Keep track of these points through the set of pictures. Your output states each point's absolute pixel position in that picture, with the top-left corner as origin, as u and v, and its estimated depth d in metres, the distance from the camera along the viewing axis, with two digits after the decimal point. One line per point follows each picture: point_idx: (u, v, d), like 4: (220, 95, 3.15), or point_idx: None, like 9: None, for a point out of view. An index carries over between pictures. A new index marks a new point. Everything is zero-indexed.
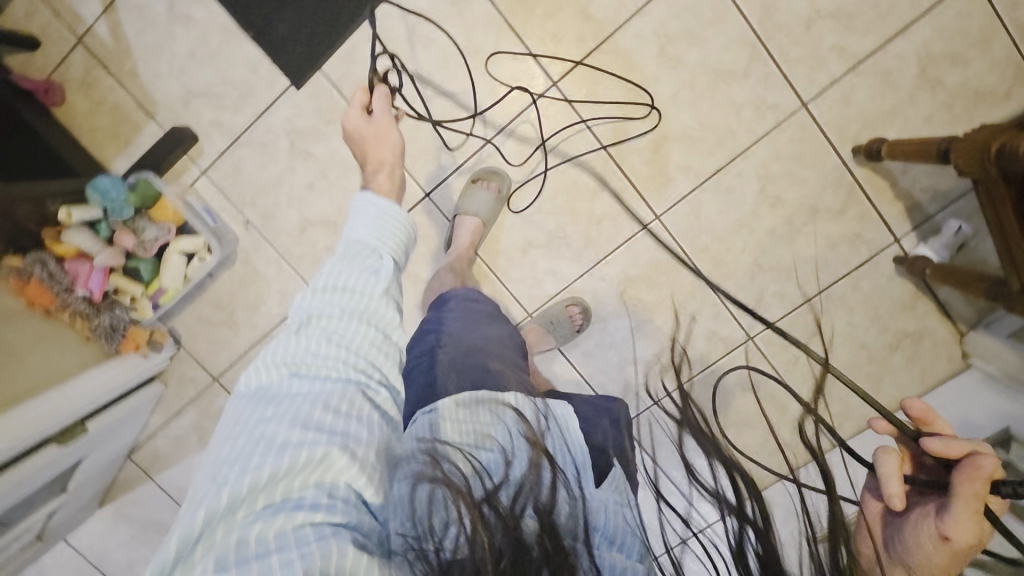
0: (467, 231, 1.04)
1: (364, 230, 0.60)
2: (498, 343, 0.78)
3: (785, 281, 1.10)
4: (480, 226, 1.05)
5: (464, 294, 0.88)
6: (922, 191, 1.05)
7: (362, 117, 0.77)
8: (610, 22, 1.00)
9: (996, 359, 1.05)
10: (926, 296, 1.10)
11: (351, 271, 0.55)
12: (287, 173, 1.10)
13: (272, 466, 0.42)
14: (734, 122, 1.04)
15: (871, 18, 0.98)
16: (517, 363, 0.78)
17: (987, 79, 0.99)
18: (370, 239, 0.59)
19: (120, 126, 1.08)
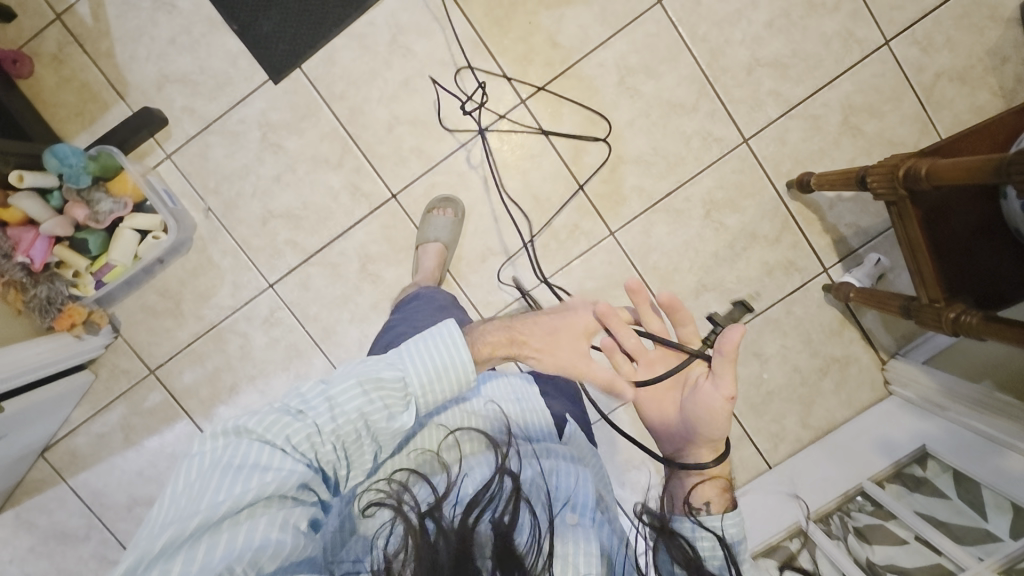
0: (430, 256, 1.09)
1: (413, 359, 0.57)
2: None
3: (727, 302, 1.17)
4: (442, 250, 1.10)
5: (428, 292, 0.96)
6: (847, 226, 1.16)
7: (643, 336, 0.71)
8: (576, 51, 1.10)
9: (913, 383, 1.13)
10: (852, 324, 1.19)
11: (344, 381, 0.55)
12: (255, 164, 1.11)
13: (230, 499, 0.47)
14: (684, 151, 1.13)
15: (802, 70, 1.11)
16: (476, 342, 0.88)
17: (898, 131, 1.13)
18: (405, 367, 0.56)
19: (87, 103, 1.08)
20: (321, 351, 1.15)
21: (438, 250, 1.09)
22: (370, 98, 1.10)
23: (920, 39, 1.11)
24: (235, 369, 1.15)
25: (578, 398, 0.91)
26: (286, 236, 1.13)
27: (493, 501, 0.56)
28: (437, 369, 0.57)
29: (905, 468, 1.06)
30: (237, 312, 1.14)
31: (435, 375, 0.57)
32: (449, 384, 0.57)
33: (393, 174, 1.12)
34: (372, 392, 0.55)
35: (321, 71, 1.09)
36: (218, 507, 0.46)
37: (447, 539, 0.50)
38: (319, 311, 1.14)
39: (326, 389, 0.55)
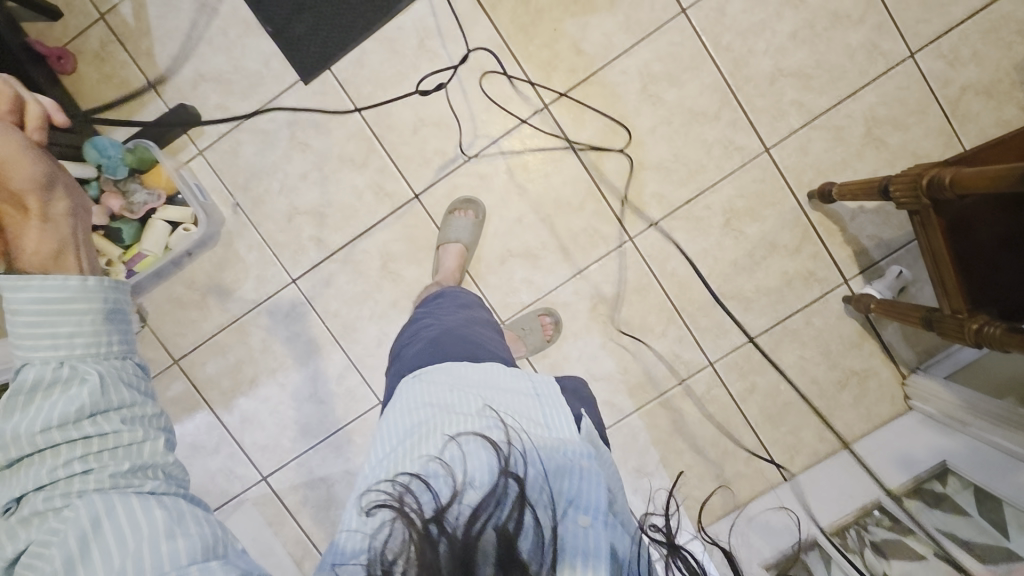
0: (451, 257, 1.10)
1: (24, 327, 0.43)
2: (484, 327, 0.90)
3: (745, 310, 1.17)
4: (462, 251, 1.11)
5: (452, 290, 0.97)
6: (868, 238, 1.15)
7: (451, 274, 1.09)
8: (600, 58, 1.12)
9: (934, 398, 1.11)
10: (872, 337, 1.18)
11: (40, 408, 0.42)
12: (283, 162, 1.14)
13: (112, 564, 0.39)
14: (705, 159, 1.14)
15: (825, 81, 1.12)
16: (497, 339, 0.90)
17: (923, 143, 1.12)
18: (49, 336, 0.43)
19: (126, 100, 1.12)
20: (340, 346, 1.17)
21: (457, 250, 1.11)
22: (396, 100, 1.13)
23: (946, 53, 1.11)
24: (256, 362, 1.18)
25: (592, 402, 0.91)
26: (311, 233, 1.15)
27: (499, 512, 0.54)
28: (49, 308, 0.43)
29: (924, 484, 1.05)
30: (260, 306, 1.17)
31: (50, 321, 0.43)
32: (81, 323, 0.44)
33: (416, 174, 1.14)
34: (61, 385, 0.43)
35: (350, 73, 1.12)
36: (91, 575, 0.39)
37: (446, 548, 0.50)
38: (340, 307, 1.16)
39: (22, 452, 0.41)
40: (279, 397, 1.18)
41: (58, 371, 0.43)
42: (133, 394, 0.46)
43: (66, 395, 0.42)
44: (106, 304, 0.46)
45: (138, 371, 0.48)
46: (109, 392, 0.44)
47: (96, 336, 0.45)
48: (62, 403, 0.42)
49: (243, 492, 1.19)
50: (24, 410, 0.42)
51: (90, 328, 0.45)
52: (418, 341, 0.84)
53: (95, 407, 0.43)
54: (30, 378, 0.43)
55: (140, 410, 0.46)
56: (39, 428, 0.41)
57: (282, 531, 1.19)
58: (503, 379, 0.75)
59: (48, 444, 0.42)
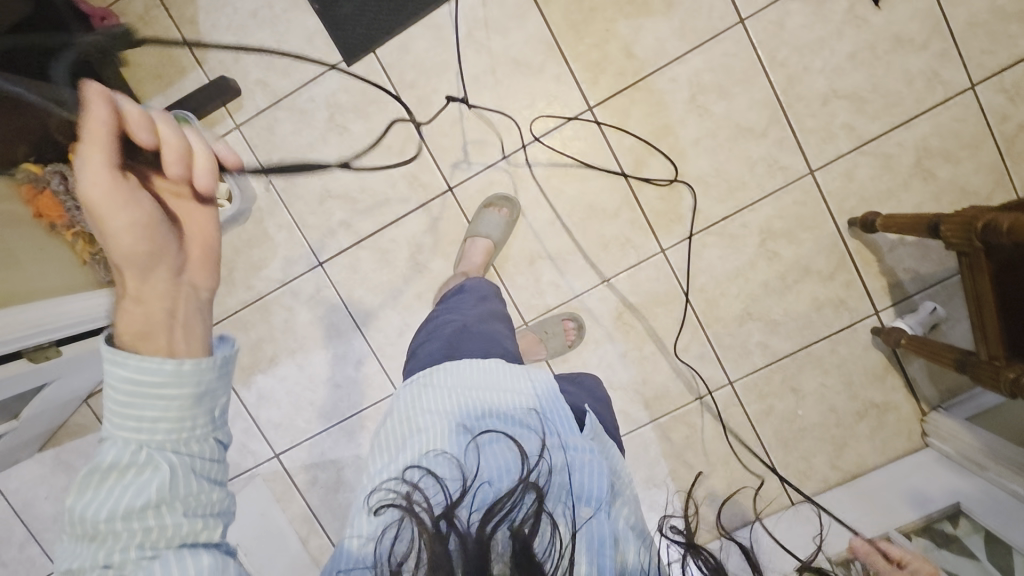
0: (478, 250, 1.09)
1: (126, 406, 0.38)
2: (502, 324, 0.88)
3: (771, 333, 1.16)
4: (490, 247, 1.09)
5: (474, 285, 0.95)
6: (905, 271, 1.13)
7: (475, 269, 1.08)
8: (650, 64, 1.09)
9: (954, 439, 1.10)
10: (896, 370, 1.17)
11: (114, 493, 0.36)
12: (319, 143, 1.12)
13: None
14: (747, 176, 1.11)
15: (880, 106, 1.08)
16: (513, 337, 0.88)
17: (973, 179, 1.09)
18: (148, 411, 0.39)
19: (166, 67, 1.11)
20: (361, 333, 1.17)
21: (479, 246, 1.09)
22: (438, 90, 1.11)
23: (1008, 87, 1.07)
24: (277, 341, 1.18)
25: (603, 397, 0.90)
26: (341, 217, 1.14)
27: (510, 510, 0.54)
28: (141, 383, 0.39)
29: (934, 523, 1.04)
30: (285, 285, 1.17)
31: (150, 403, 0.39)
32: (167, 407, 0.39)
33: (452, 167, 1.13)
34: (137, 465, 0.37)
35: (394, 58, 1.10)
36: None
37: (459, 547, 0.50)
38: (364, 294, 1.16)
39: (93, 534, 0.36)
40: (297, 377, 1.18)
41: (135, 455, 0.38)
42: (207, 484, 0.39)
43: (137, 481, 0.37)
44: (201, 387, 0.41)
45: (219, 455, 0.41)
46: (181, 487, 0.38)
47: (188, 415, 0.40)
48: (134, 485, 0.36)
49: (256, 467, 1.21)
50: (95, 492, 0.36)
51: (183, 408, 0.40)
52: (434, 340, 0.82)
53: (164, 499, 0.37)
54: (106, 457, 0.37)
55: (210, 500, 0.39)
56: (104, 517, 0.36)
57: (290, 507, 1.20)
58: (505, 373, 0.73)
59: (109, 533, 0.36)
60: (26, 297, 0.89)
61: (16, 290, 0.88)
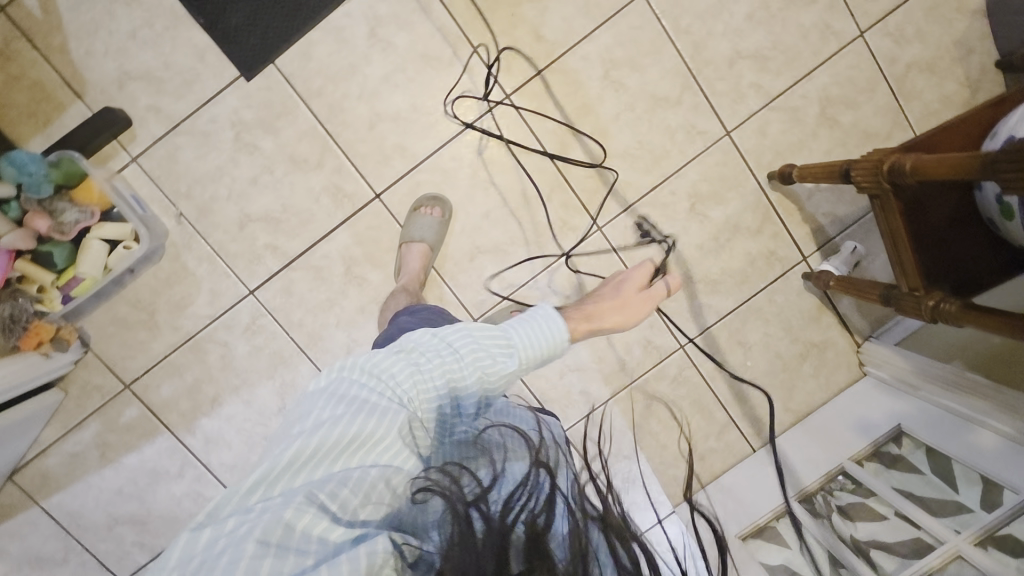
0: (415, 256, 1.07)
1: (510, 333, 0.68)
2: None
3: (712, 292, 1.20)
4: (427, 250, 1.07)
5: (429, 309, 0.95)
6: (824, 215, 1.19)
7: (417, 275, 1.07)
8: (560, 45, 1.08)
9: (887, 364, 1.18)
10: (829, 309, 1.23)
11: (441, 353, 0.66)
12: (229, 165, 1.05)
13: (353, 439, 0.58)
14: (669, 144, 1.13)
15: (781, 62, 1.13)
16: None
17: (873, 121, 1.16)
18: (504, 341, 0.68)
19: (40, 104, 1.00)
20: (307, 358, 1.12)
21: (412, 253, 1.07)
22: (349, 95, 1.06)
23: (892, 31, 1.14)
24: (216, 380, 1.11)
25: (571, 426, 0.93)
26: (265, 241, 1.08)
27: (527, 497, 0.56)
28: (530, 339, 0.68)
29: (882, 447, 1.12)
30: (215, 320, 1.10)
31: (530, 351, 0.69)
32: (501, 357, 0.67)
33: (375, 173, 1.09)
34: (455, 358, 0.66)
35: (296, 66, 1.04)
36: (339, 436, 0.58)
37: (487, 531, 0.50)
38: (303, 317, 1.11)
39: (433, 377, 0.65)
40: (245, 414, 1.12)
41: (477, 357, 0.66)
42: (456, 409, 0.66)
43: (459, 367, 0.65)
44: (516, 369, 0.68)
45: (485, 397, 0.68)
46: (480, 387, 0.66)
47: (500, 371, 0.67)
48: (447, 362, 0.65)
49: None
50: (444, 348, 0.67)
51: (503, 366, 0.67)
52: None
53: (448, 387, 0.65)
54: (466, 341, 0.67)
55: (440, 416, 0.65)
56: (434, 361, 0.65)
57: None
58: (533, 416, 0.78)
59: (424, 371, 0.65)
60: None
61: None
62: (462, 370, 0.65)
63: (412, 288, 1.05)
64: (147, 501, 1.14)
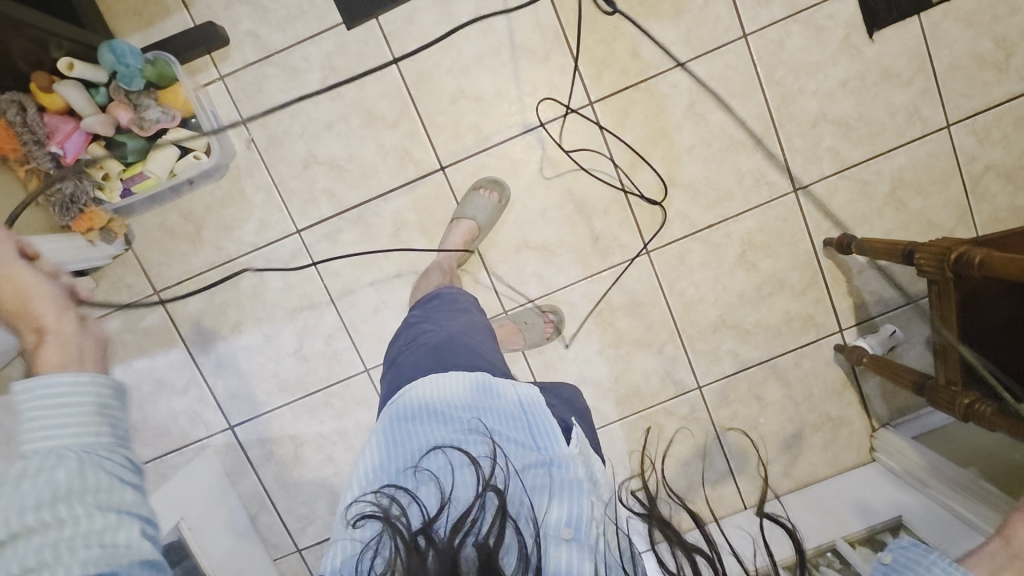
0: (461, 232, 1.07)
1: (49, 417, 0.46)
2: (475, 334, 0.84)
3: (742, 342, 1.20)
4: (474, 229, 1.07)
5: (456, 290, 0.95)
6: (871, 293, 1.19)
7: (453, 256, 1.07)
8: (653, 66, 1.09)
9: (899, 454, 1.17)
10: (853, 388, 1.23)
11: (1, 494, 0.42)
12: (309, 105, 1.07)
13: None
14: (734, 188, 1.14)
15: (863, 134, 1.13)
16: (494, 347, 0.84)
17: (939, 214, 1.16)
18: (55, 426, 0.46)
19: (148, 4, 1.03)
20: (334, 307, 1.13)
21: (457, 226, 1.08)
22: (440, 66, 1.07)
23: (978, 130, 1.14)
24: (242, 308, 1.12)
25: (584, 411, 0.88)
26: (324, 185, 1.10)
27: (475, 523, 0.54)
28: (56, 401, 0.47)
29: (877, 534, 1.09)
30: (257, 250, 1.11)
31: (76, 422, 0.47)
32: (80, 410, 0.47)
33: (446, 146, 1.10)
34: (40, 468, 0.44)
35: (397, 26, 1.06)
36: None
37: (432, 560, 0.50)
38: (341, 267, 1.12)
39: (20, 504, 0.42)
40: (261, 347, 1.13)
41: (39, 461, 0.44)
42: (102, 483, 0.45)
43: (47, 479, 0.43)
44: (103, 405, 0.49)
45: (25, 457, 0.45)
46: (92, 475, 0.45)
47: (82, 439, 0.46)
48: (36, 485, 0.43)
49: (206, 438, 1.15)
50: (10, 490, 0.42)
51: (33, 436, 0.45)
52: (413, 347, 0.81)
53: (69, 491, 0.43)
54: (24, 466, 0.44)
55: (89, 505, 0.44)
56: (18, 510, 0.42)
57: (240, 483, 1.16)
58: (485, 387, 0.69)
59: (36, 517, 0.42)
60: None
61: None
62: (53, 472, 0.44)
63: (448, 266, 1.06)
64: (144, 408, 1.15)
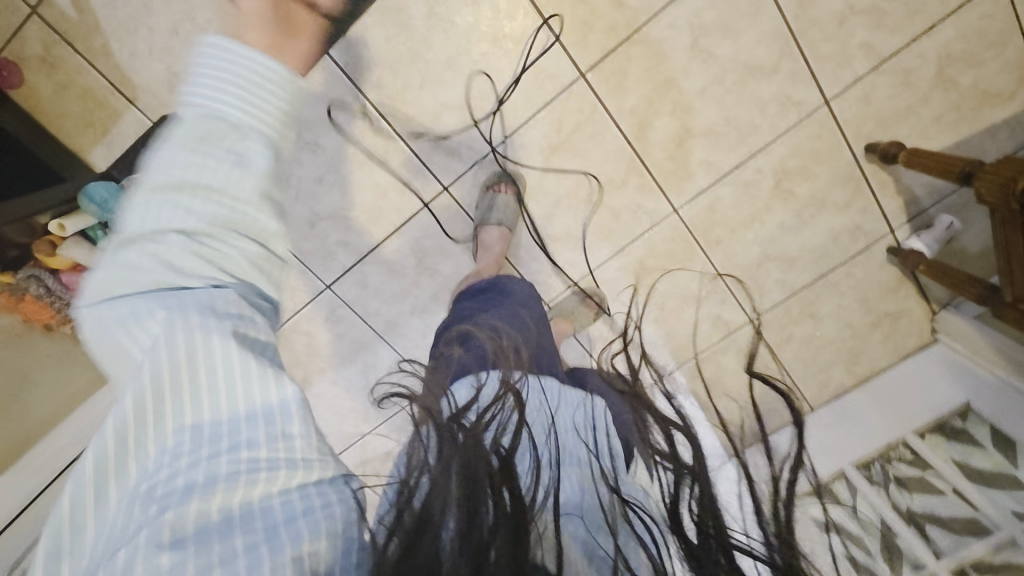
0: (495, 240, 1.04)
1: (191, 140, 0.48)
2: (526, 313, 0.85)
3: (788, 269, 1.17)
4: (506, 232, 1.05)
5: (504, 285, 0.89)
6: (921, 187, 1.11)
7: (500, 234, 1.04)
8: (645, 11, 0.95)
9: (962, 338, 1.18)
10: (908, 281, 1.21)
11: (206, 167, 0.47)
12: (293, 166, 1.01)
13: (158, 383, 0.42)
14: (758, 118, 1.03)
15: (900, 17, 0.97)
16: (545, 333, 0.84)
17: (995, 80, 1.02)
18: (208, 144, 0.48)
19: (94, 112, 0.95)
20: (386, 342, 1.17)
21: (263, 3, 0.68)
22: (410, 84, 0.98)
23: None
24: (305, 364, 1.19)
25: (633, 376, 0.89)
26: (338, 238, 1.07)
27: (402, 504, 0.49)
28: (181, 178, 0.47)
29: (947, 422, 1.14)
30: (298, 313, 1.14)
31: (241, 89, 0.49)
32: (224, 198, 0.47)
33: (442, 164, 1.04)
34: (232, 219, 0.48)
35: (353, 55, 0.95)
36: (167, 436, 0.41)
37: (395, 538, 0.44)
38: (380, 306, 1.14)
39: (192, 103, 0.50)
40: (333, 391, 1.22)
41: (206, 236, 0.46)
42: (249, 238, 0.49)
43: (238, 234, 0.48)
44: (235, 193, 0.48)
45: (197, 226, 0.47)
46: (254, 248, 0.49)
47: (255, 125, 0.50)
48: (226, 200, 0.47)
49: None
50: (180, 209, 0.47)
51: (223, 190, 0.47)
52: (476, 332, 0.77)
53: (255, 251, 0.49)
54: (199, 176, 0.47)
55: (262, 233, 0.50)
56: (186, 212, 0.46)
57: None
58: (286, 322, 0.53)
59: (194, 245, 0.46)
60: (32, 440, 0.84)
61: (29, 426, 0.86)
62: (244, 178, 0.48)
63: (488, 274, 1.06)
64: None
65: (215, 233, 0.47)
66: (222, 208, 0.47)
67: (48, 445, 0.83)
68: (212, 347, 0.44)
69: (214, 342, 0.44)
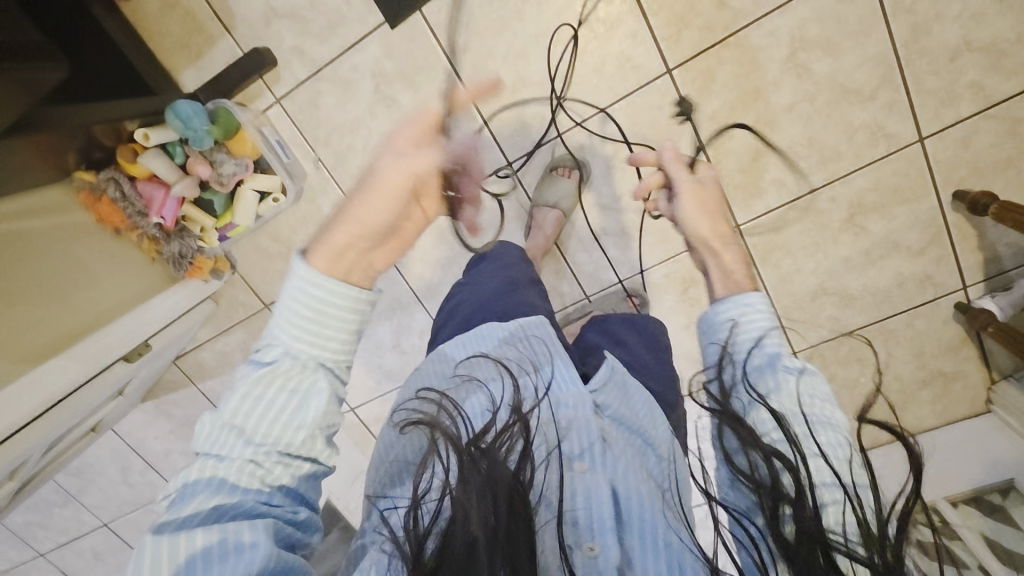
0: (547, 223, 1.05)
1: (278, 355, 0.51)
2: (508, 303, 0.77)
3: (845, 307, 1.12)
4: (560, 217, 1.05)
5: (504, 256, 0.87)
6: (1006, 246, 1.04)
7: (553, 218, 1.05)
8: (746, 14, 0.93)
9: (1019, 412, 1.10)
10: (971, 343, 1.13)
11: (261, 394, 0.49)
12: (366, 116, 1.03)
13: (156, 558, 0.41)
14: (844, 145, 0.99)
15: (1020, 60, 0.91)
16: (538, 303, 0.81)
17: None
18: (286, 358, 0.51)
19: (192, 35, 1.00)
20: (423, 307, 1.19)
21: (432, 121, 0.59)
22: (494, 54, 0.99)
23: None
24: None
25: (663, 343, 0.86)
26: None
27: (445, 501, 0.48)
28: (280, 371, 0.50)
29: (983, 494, 1.06)
30: None
31: (313, 326, 0.52)
32: (289, 372, 0.50)
33: (511, 140, 1.05)
34: (288, 422, 0.48)
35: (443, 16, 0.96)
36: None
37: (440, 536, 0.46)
38: (423, 270, 1.15)
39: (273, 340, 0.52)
40: (363, 343, 1.24)
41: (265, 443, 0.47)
42: (281, 427, 0.48)
43: (296, 421, 0.49)
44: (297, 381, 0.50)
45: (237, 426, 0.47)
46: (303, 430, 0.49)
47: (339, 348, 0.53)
48: (276, 407, 0.48)
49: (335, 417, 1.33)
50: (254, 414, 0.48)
51: (278, 400, 0.49)
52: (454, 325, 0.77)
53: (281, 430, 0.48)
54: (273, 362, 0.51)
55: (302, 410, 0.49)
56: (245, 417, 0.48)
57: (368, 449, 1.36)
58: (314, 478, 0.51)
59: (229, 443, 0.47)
60: (85, 330, 0.87)
61: (86, 319, 0.88)
62: (312, 404, 0.50)
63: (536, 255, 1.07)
64: None
65: (271, 460, 0.47)
66: (271, 404, 0.48)
67: (104, 337, 0.87)
68: (207, 535, 0.42)
69: (203, 533, 0.42)
